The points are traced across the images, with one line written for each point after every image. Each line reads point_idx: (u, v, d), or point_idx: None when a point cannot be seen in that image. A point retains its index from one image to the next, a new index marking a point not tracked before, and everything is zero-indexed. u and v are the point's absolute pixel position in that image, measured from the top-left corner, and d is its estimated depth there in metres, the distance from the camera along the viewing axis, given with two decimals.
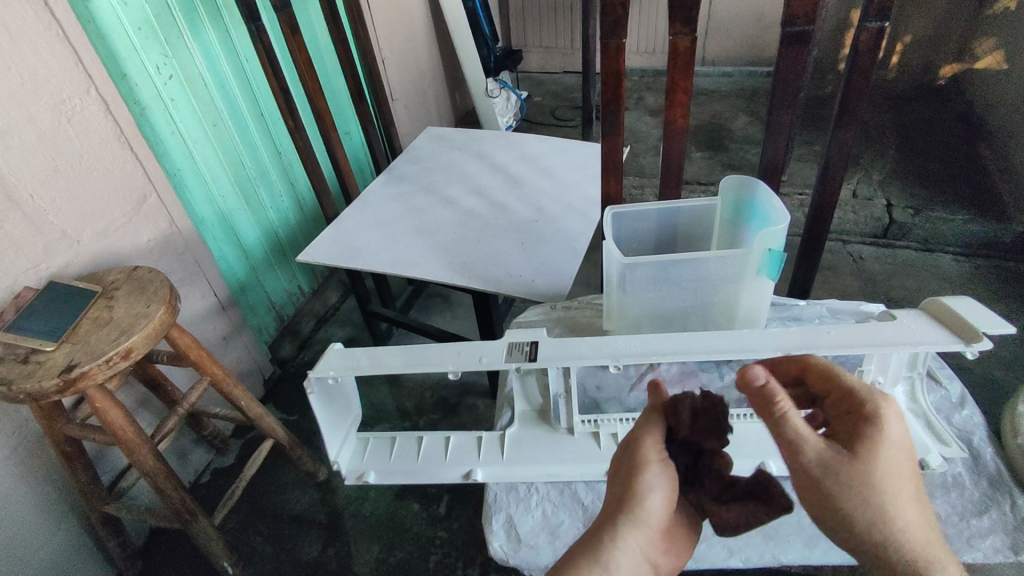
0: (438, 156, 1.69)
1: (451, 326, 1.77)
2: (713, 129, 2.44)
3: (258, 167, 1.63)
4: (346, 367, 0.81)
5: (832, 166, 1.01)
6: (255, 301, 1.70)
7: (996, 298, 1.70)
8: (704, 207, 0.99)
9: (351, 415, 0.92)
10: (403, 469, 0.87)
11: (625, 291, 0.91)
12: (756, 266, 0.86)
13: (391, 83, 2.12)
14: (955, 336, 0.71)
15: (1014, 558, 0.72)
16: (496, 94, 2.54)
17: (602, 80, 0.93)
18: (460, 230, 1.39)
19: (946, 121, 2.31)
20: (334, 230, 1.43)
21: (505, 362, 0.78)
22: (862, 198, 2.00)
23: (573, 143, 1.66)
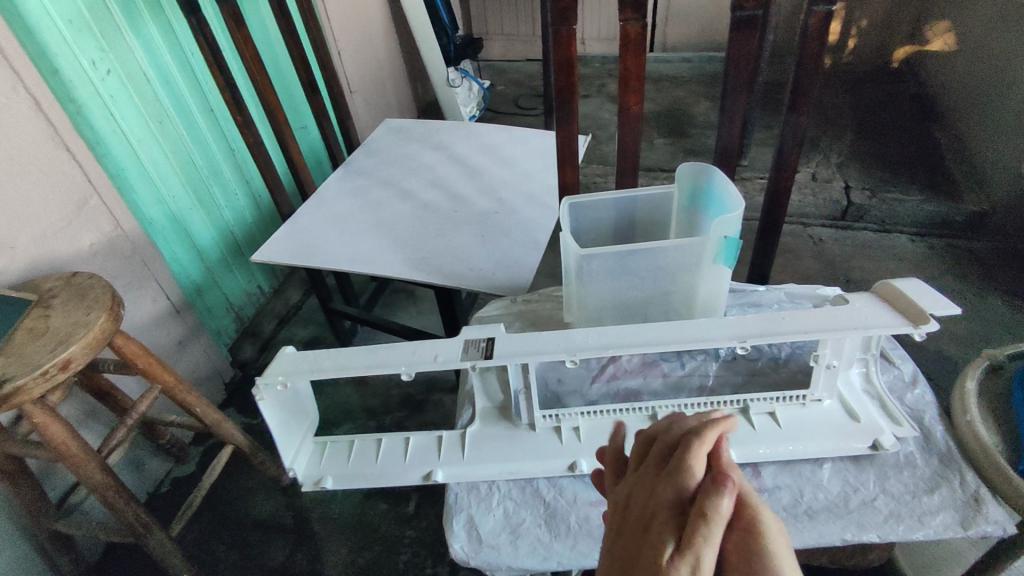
0: (397, 148, 1.65)
1: (416, 322, 1.74)
2: (675, 115, 2.44)
3: (209, 165, 1.57)
4: (296, 372, 0.78)
5: (786, 150, 1.01)
6: (212, 303, 1.64)
7: (948, 276, 1.75)
8: (661, 195, 0.98)
9: (307, 420, 0.90)
10: (362, 473, 0.85)
11: (584, 283, 0.90)
12: (712, 253, 0.85)
13: (348, 74, 2.06)
14: (904, 318, 0.71)
15: (963, 533, 0.72)
16: (457, 83, 2.49)
17: (555, 68, 0.91)
18: (419, 224, 1.36)
19: (901, 102, 2.36)
20: (289, 227, 1.39)
21: (460, 359, 0.76)
22: (820, 181, 2.03)
23: (533, 132, 1.64)
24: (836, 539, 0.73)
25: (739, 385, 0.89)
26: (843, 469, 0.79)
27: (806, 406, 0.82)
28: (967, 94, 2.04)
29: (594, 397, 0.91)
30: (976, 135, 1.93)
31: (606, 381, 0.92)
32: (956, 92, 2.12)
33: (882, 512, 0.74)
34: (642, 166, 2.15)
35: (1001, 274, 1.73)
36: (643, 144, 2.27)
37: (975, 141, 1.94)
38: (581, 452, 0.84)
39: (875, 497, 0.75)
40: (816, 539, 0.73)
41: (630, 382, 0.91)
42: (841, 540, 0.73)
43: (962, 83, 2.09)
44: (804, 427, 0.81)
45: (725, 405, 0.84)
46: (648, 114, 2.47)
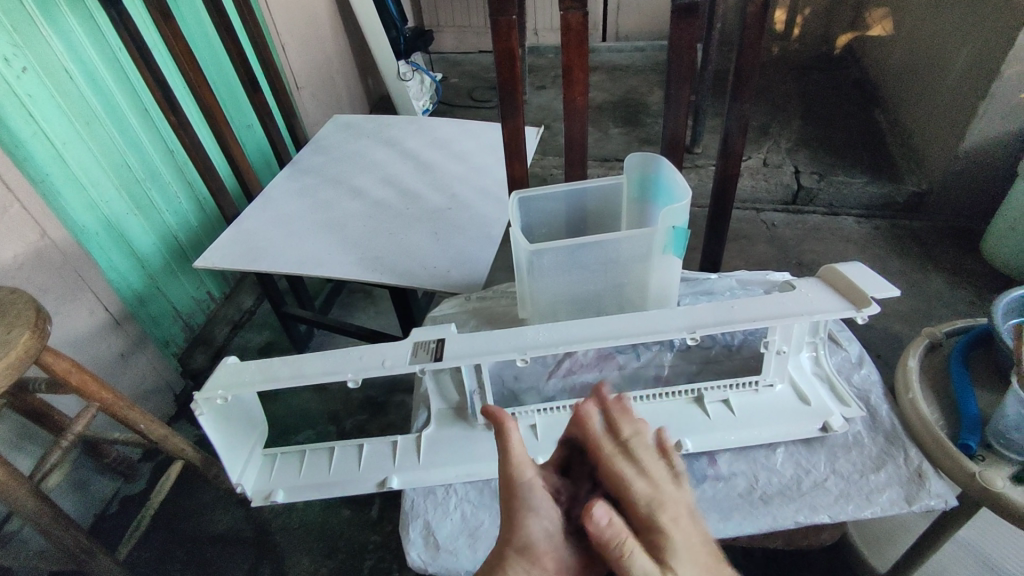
0: (345, 145, 1.60)
1: (374, 322, 1.71)
2: (630, 104, 2.45)
3: (145, 167, 1.49)
4: (237, 384, 0.74)
5: (731, 140, 1.02)
6: (157, 313, 1.57)
7: (893, 255, 1.81)
8: (611, 186, 0.97)
9: (255, 432, 0.86)
10: (315, 483, 0.83)
11: (535, 279, 0.89)
12: (662, 244, 0.85)
13: (293, 69, 1.99)
14: (848, 302, 0.72)
15: (908, 508, 0.74)
16: (409, 77, 2.44)
17: (497, 60, 0.89)
18: (370, 223, 1.32)
19: (844, 88, 2.43)
20: (234, 231, 1.33)
21: (409, 363, 0.73)
22: (772, 167, 2.06)
23: (485, 125, 1.62)
24: (790, 523, 0.74)
25: (693, 374, 0.90)
26: (795, 453, 0.80)
27: (759, 392, 0.83)
28: (904, 78, 2.11)
29: (551, 393, 0.90)
30: (914, 117, 2.00)
31: (562, 376, 0.91)
32: (894, 77, 2.19)
33: (832, 493, 0.76)
34: (598, 156, 2.15)
35: (942, 252, 1.80)
36: (598, 135, 2.27)
37: (914, 124, 2.01)
38: (538, 450, 0.83)
39: (825, 478, 0.77)
40: (772, 523, 0.74)
41: (586, 376, 0.91)
42: (795, 522, 0.73)
43: (899, 67, 2.16)
44: (757, 413, 0.82)
45: (680, 395, 0.84)
46: (602, 104, 2.47)
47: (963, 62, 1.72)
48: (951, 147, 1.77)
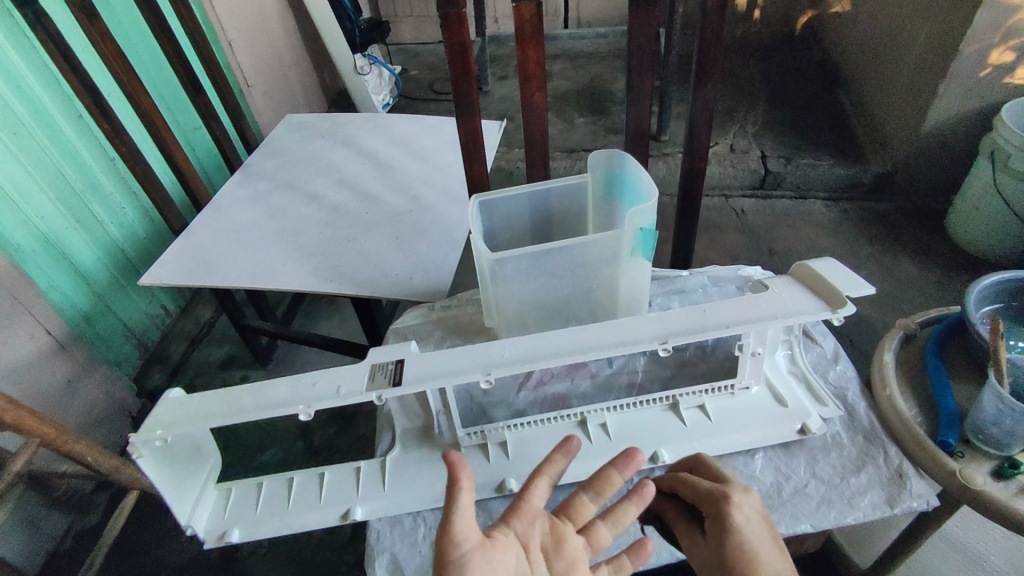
0: (299, 147, 1.53)
1: (339, 331, 1.65)
2: (595, 92, 2.40)
3: (84, 177, 1.39)
4: (178, 423, 0.68)
5: (697, 132, 0.99)
6: (107, 332, 1.48)
7: (861, 238, 1.82)
8: (575, 185, 0.93)
9: (207, 467, 0.80)
10: (273, 519, 0.77)
11: (499, 288, 0.85)
12: (630, 246, 0.81)
13: (242, 66, 1.89)
14: (823, 302, 0.70)
15: (891, 512, 0.71)
16: (366, 70, 2.35)
17: (449, 56, 0.84)
18: (327, 230, 1.26)
19: (806, 69, 2.42)
20: (181, 244, 1.25)
21: (365, 391, 0.68)
22: (738, 152, 2.04)
23: (444, 120, 1.56)
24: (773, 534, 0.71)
25: (668, 379, 0.87)
26: (775, 458, 0.77)
27: (735, 395, 0.80)
28: (865, 57, 2.11)
29: (521, 406, 0.86)
30: (876, 97, 2.00)
31: (533, 387, 0.88)
32: (855, 57, 2.19)
33: (814, 499, 0.73)
34: (564, 147, 2.11)
35: (908, 233, 1.81)
36: (564, 125, 2.22)
37: (876, 104, 2.00)
38: (509, 470, 0.79)
39: (806, 484, 0.74)
40: None
41: (558, 386, 0.88)
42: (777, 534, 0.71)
43: (859, 47, 2.16)
44: (733, 418, 0.79)
45: (654, 403, 0.81)
46: (566, 93, 2.42)
47: (923, 40, 1.71)
48: (914, 126, 1.77)
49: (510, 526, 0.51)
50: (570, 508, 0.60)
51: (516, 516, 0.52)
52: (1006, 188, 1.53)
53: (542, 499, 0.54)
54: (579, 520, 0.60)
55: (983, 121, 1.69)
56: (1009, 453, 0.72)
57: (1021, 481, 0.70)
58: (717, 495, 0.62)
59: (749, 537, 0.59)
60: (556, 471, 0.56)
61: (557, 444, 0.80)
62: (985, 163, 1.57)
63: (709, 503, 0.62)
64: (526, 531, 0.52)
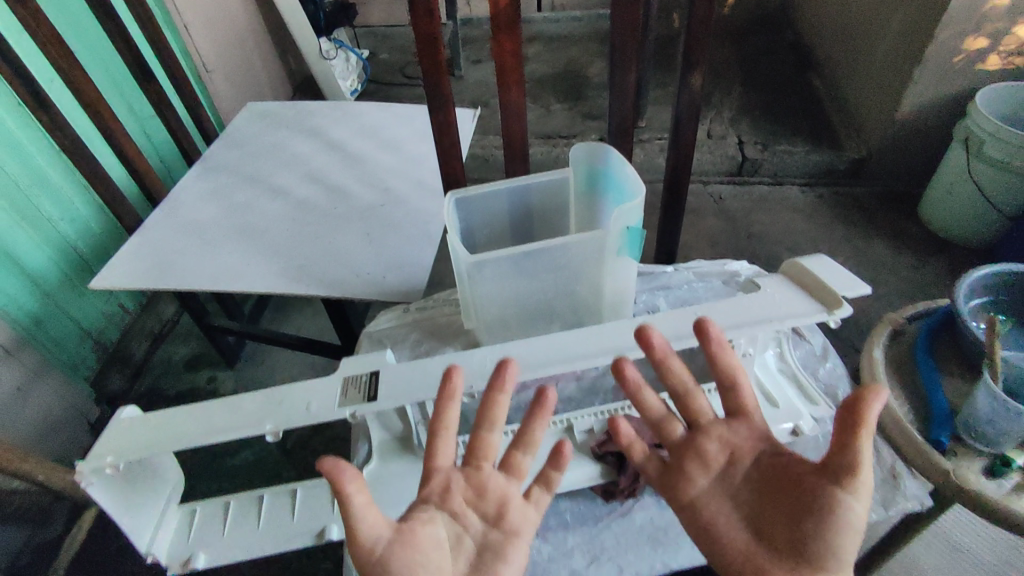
0: (262, 137, 1.44)
1: (311, 327, 1.60)
2: (570, 77, 2.35)
3: (28, 170, 1.28)
4: (130, 449, 0.62)
5: (682, 121, 0.96)
6: (60, 334, 1.39)
7: (837, 223, 1.82)
8: (557, 180, 0.88)
9: (170, 485, 0.75)
10: (242, 542, 0.72)
11: (478, 291, 0.80)
12: (615, 247, 0.77)
13: (199, 50, 1.78)
14: (819, 304, 0.67)
15: (884, 513, 0.68)
16: (332, 55, 2.25)
17: (417, 43, 0.78)
18: (293, 226, 1.19)
19: (782, 53, 2.40)
20: (137, 242, 1.17)
21: (337, 410, 0.63)
22: (716, 138, 2.01)
23: (416, 108, 1.49)
24: None
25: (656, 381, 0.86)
26: None
27: None
28: (840, 42, 2.09)
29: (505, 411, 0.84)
30: (852, 82, 1.99)
31: (518, 392, 0.85)
32: (830, 41, 2.17)
33: None
34: (541, 133, 2.06)
35: (883, 218, 1.82)
36: (540, 111, 2.17)
37: (851, 90, 2.00)
38: None
39: None
40: None
41: (541, 391, 0.84)
42: None
43: (834, 31, 2.14)
44: None
45: None
46: (542, 78, 2.36)
47: (897, 27, 1.70)
48: (889, 113, 1.77)
49: (425, 497, 0.57)
50: (477, 448, 0.60)
51: (427, 486, 0.58)
52: (980, 174, 1.54)
53: (444, 458, 0.58)
54: (489, 454, 0.60)
55: (957, 107, 1.70)
56: (1002, 451, 0.71)
57: (1013, 479, 0.70)
58: (845, 485, 0.49)
59: (844, 551, 0.50)
60: (447, 425, 0.58)
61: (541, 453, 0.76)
62: (959, 149, 1.58)
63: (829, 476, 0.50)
64: (442, 496, 0.57)
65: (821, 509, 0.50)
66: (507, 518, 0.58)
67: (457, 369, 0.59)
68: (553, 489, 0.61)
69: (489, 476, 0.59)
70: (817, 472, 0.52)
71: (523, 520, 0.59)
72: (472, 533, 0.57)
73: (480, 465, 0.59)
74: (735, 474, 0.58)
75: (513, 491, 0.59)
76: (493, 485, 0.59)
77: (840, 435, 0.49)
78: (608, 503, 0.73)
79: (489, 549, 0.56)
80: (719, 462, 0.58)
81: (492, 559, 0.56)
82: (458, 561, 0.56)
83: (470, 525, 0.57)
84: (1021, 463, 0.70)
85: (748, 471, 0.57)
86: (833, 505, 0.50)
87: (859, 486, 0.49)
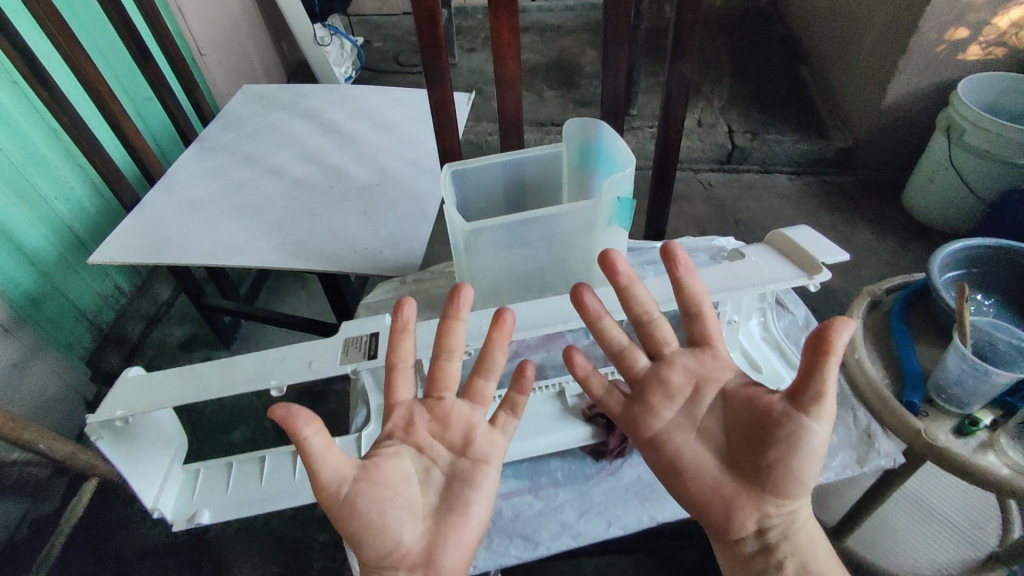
0: (258, 119, 1.46)
1: (306, 309, 1.62)
2: (563, 66, 2.37)
3: (23, 150, 1.28)
4: (137, 404, 0.65)
5: (673, 102, 0.98)
6: (56, 313, 1.40)
7: (823, 210, 1.86)
8: (550, 155, 0.91)
9: (174, 446, 0.77)
10: (244, 500, 0.75)
11: (474, 259, 0.82)
12: (606, 217, 0.80)
13: (194, 34, 1.79)
14: (798, 269, 0.70)
15: (860, 470, 0.73)
16: (327, 41, 2.26)
17: (416, 21, 0.80)
18: (290, 204, 1.21)
19: (771, 45, 2.43)
20: (135, 219, 1.18)
21: (338, 366, 0.66)
22: (706, 126, 2.05)
23: (411, 92, 1.51)
24: None
25: None
26: None
27: None
28: (828, 34, 2.13)
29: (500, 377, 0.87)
30: (839, 73, 2.02)
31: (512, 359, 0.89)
32: (819, 33, 2.20)
33: None
34: (534, 120, 2.08)
35: (867, 206, 1.86)
36: (533, 99, 2.19)
37: (839, 80, 2.03)
38: None
39: None
40: None
41: (535, 357, 0.89)
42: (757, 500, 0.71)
43: (823, 23, 2.17)
44: None
45: None
46: (535, 66, 2.38)
47: (883, 18, 1.74)
48: (875, 102, 1.81)
49: (391, 431, 0.62)
50: (438, 379, 0.63)
51: (392, 422, 0.62)
52: (961, 162, 1.58)
53: (405, 391, 0.63)
54: (450, 385, 0.63)
55: (939, 97, 1.74)
56: (969, 411, 0.75)
57: (979, 437, 0.73)
58: (809, 414, 0.53)
59: (806, 475, 0.54)
60: (403, 357, 0.62)
61: (535, 416, 0.79)
62: (941, 138, 1.62)
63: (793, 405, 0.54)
64: (407, 430, 0.62)
65: (785, 438, 0.54)
66: (473, 446, 0.62)
67: (409, 301, 0.62)
68: (519, 412, 0.65)
69: (450, 406, 0.63)
70: (783, 401, 0.55)
71: (490, 446, 0.62)
72: (442, 464, 0.61)
73: (442, 396, 0.63)
74: (701, 405, 0.61)
75: (478, 419, 0.63)
76: (457, 416, 0.63)
77: (812, 365, 0.52)
78: (597, 462, 0.76)
79: (457, 478, 0.60)
80: (684, 392, 0.62)
81: (461, 487, 0.60)
82: (428, 491, 0.59)
83: (437, 456, 0.61)
84: (988, 421, 0.74)
85: (714, 400, 0.61)
86: (797, 433, 0.53)
87: (823, 412, 0.53)
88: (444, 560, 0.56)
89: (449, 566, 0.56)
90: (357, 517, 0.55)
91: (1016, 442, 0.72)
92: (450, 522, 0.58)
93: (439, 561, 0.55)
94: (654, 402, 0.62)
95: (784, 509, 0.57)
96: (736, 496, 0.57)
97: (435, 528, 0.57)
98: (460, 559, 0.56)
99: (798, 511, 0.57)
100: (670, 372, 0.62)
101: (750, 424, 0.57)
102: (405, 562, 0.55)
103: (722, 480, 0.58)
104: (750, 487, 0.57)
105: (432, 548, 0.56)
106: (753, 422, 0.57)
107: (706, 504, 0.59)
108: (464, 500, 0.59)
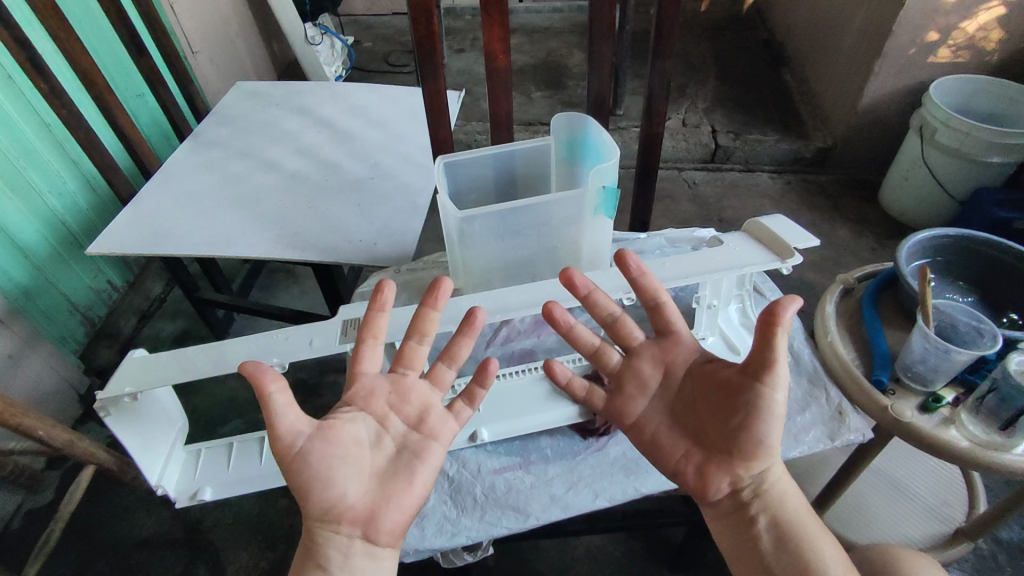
0: (253, 114, 1.48)
1: (298, 303, 1.65)
2: (551, 66, 2.42)
3: (18, 145, 1.27)
4: (145, 380, 0.67)
5: (656, 96, 1.02)
6: (48, 307, 1.39)
7: (803, 209, 1.92)
8: (539, 148, 0.95)
9: (173, 428, 0.80)
10: (244, 477, 0.77)
11: (467, 246, 0.86)
12: (593, 206, 0.84)
13: (187, 32, 1.81)
14: (772, 254, 0.75)
15: (831, 444, 0.77)
16: (317, 40, 2.28)
17: (411, 16, 0.84)
18: (285, 196, 1.23)
19: (753, 49, 2.50)
20: (132, 211, 1.20)
21: (340, 345, 0.69)
22: (690, 126, 2.10)
23: (403, 89, 1.54)
24: None
25: None
26: None
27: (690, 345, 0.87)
28: (808, 38, 2.19)
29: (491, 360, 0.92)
30: (819, 76, 2.09)
31: (501, 343, 0.94)
32: (799, 37, 2.27)
33: None
34: (522, 120, 2.12)
35: (846, 204, 1.92)
36: (521, 99, 2.23)
37: (819, 83, 2.10)
38: (481, 421, 0.81)
39: None
40: None
41: (525, 342, 0.94)
42: None
43: (803, 28, 2.24)
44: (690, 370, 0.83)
45: None
46: (523, 67, 2.43)
47: (859, 22, 1.81)
48: (852, 103, 1.87)
49: (351, 399, 0.64)
50: (403, 358, 0.67)
51: (354, 390, 0.65)
52: (932, 160, 1.65)
53: (371, 364, 0.65)
54: (414, 364, 0.67)
55: (911, 99, 1.81)
56: (933, 388, 0.81)
57: (942, 413, 0.78)
58: (771, 386, 0.57)
59: (769, 439, 0.59)
60: (376, 334, 0.65)
61: (524, 398, 0.83)
62: (915, 137, 1.68)
63: (752, 377, 0.58)
64: (367, 399, 0.65)
65: (749, 405, 0.59)
66: (427, 423, 0.65)
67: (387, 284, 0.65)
68: (476, 403, 0.69)
69: (413, 383, 0.66)
70: (742, 374, 0.59)
71: (442, 426, 0.66)
72: (396, 437, 0.64)
73: (406, 372, 0.67)
74: (670, 386, 0.69)
75: (435, 400, 0.67)
76: (416, 394, 0.66)
77: (763, 333, 0.56)
78: (584, 439, 0.81)
79: (407, 449, 0.63)
80: (654, 379, 0.69)
81: (410, 458, 0.63)
82: (378, 456, 0.62)
83: (392, 427, 0.64)
84: (949, 399, 0.79)
85: (678, 376, 0.68)
86: (756, 400, 0.58)
87: (775, 380, 0.57)
88: (384, 521, 0.59)
89: (387, 526, 0.59)
90: (329, 481, 0.58)
91: (976, 417, 0.77)
92: (395, 488, 0.61)
93: (379, 521, 0.59)
94: (630, 392, 0.70)
95: (754, 470, 0.62)
96: (706, 465, 0.64)
97: (381, 490, 0.60)
98: (399, 523, 0.60)
99: (769, 469, 0.62)
100: (642, 365, 0.70)
101: (717, 397, 0.63)
102: (347, 517, 0.58)
103: (694, 450, 0.65)
104: (719, 453, 0.63)
105: (376, 508, 0.59)
106: (721, 395, 0.62)
107: (683, 471, 0.66)
108: (410, 469, 0.62)
